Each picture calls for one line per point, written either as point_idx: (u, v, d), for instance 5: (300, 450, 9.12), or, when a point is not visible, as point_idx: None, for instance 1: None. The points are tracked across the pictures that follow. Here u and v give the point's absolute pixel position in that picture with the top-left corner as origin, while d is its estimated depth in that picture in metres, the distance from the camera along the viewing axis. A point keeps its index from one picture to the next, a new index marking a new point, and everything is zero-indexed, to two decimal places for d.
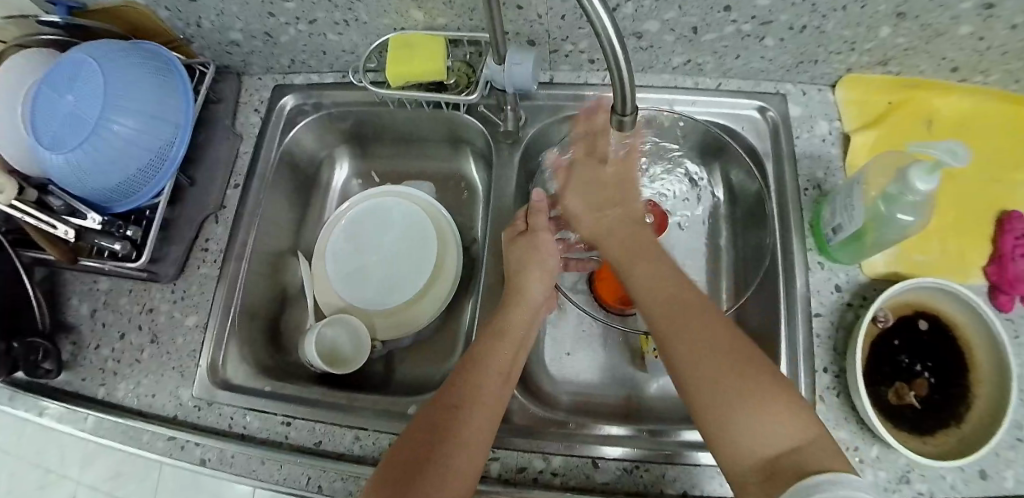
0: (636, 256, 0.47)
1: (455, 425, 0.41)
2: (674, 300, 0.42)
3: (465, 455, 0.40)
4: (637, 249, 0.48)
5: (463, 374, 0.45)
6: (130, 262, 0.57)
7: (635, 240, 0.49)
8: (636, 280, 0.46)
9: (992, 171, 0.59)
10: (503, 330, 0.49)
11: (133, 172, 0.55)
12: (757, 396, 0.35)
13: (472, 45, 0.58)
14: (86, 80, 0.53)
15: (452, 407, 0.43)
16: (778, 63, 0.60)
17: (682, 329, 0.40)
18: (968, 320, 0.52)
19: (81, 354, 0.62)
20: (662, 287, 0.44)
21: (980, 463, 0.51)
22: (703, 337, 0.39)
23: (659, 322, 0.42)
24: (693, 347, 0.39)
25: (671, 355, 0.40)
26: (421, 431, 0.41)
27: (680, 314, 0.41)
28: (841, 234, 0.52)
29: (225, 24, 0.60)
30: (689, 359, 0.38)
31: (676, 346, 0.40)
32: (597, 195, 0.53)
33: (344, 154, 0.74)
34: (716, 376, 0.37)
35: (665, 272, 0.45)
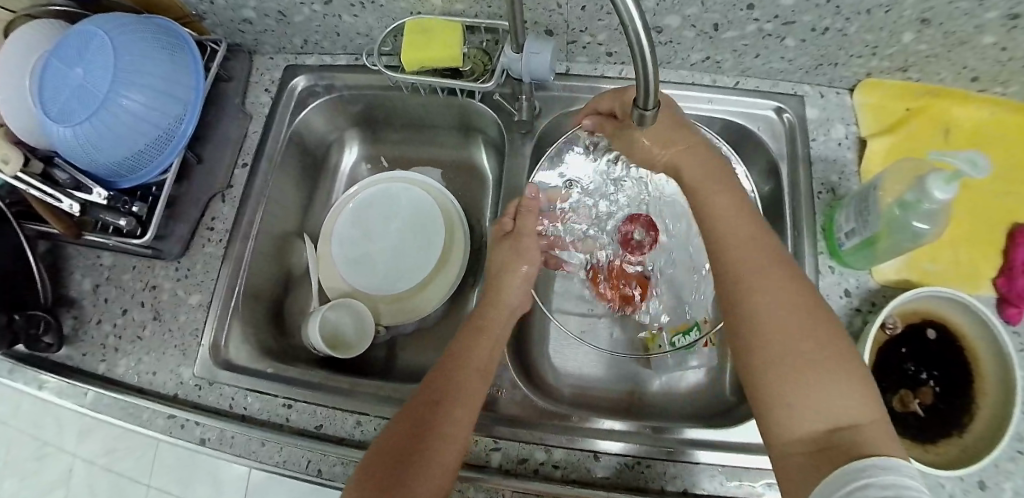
0: (715, 210, 0.45)
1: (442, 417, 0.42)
2: (748, 260, 0.41)
3: (448, 448, 0.41)
4: (717, 203, 0.46)
5: (449, 368, 0.46)
6: (135, 239, 0.56)
7: (724, 194, 0.46)
8: (714, 235, 0.44)
9: (1008, 185, 0.59)
10: (484, 326, 0.50)
11: (140, 147, 0.55)
12: (823, 366, 0.35)
13: (489, 33, 0.58)
14: (96, 53, 0.53)
15: (439, 399, 0.43)
16: (798, 65, 0.59)
17: (753, 289, 0.39)
18: (976, 331, 0.52)
19: (83, 329, 0.62)
20: (739, 243, 0.42)
21: (979, 473, 0.52)
22: (775, 300, 0.38)
23: (729, 280, 0.41)
24: (760, 308, 0.38)
25: (736, 314, 0.40)
26: (407, 421, 0.42)
27: (755, 274, 0.40)
28: (854, 240, 0.52)
29: (238, 2, 0.59)
30: (760, 315, 0.38)
31: (749, 304, 0.39)
32: (675, 145, 0.49)
33: (354, 138, 0.74)
34: (784, 341, 0.36)
35: (747, 228, 0.43)
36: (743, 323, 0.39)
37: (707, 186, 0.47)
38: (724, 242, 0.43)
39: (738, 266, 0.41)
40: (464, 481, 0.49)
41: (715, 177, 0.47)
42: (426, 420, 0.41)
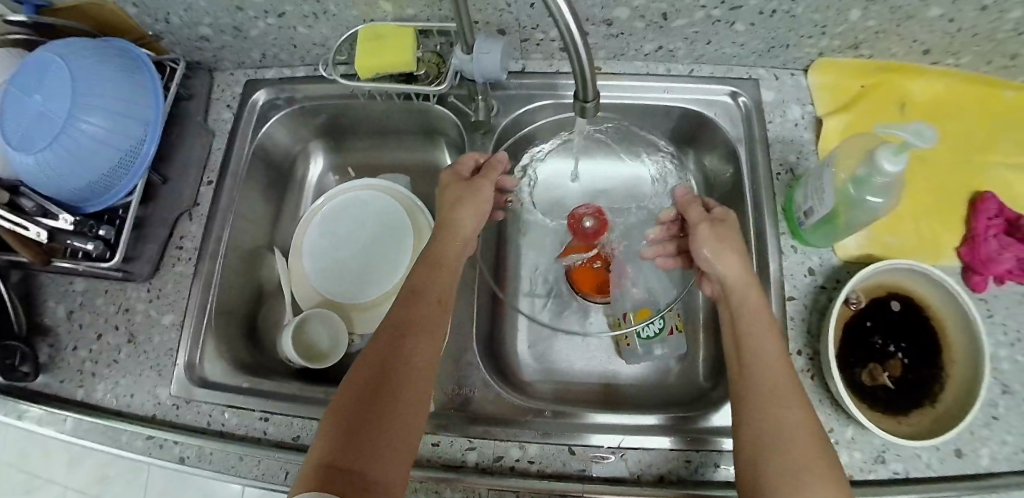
0: (747, 327, 0.45)
1: (395, 381, 0.41)
2: (778, 381, 0.41)
3: (404, 414, 0.40)
4: (752, 322, 0.45)
5: (399, 331, 0.44)
6: (103, 262, 0.56)
7: (758, 309, 0.45)
8: (743, 347, 0.44)
9: (964, 154, 0.60)
10: (426, 284, 0.48)
11: (104, 171, 0.55)
12: (804, 460, 0.36)
13: (442, 36, 0.58)
14: (53, 80, 0.53)
15: (389, 365, 0.42)
16: (750, 48, 0.60)
17: (782, 405, 0.39)
18: (939, 300, 0.53)
19: (58, 357, 0.61)
20: (771, 363, 0.42)
21: (955, 441, 0.52)
22: (799, 420, 0.38)
23: (754, 393, 0.41)
24: (779, 422, 0.38)
25: (749, 426, 0.40)
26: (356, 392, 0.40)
27: (784, 393, 0.40)
28: (812, 218, 0.52)
29: (193, 19, 0.60)
30: (756, 414, 0.40)
31: (773, 419, 0.39)
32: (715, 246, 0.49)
33: (319, 149, 0.74)
34: (805, 456, 0.36)
35: (777, 351, 0.43)
36: (760, 435, 0.38)
37: (743, 300, 0.46)
38: (753, 358, 0.43)
39: (764, 374, 0.41)
40: (439, 481, 0.49)
41: (752, 294, 0.46)
42: (378, 390, 0.40)
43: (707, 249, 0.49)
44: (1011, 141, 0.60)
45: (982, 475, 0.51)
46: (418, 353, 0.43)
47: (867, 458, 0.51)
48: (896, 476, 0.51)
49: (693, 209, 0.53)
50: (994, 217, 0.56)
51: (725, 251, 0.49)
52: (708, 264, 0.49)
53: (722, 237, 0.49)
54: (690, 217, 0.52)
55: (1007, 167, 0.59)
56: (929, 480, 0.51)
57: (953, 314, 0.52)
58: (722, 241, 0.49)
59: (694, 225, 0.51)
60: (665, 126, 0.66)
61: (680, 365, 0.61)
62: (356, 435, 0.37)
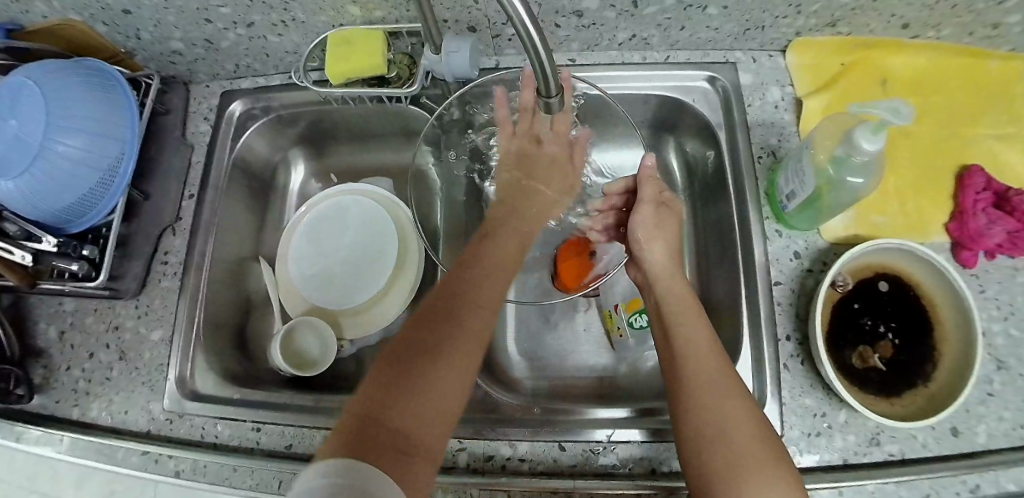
0: (676, 317, 0.46)
1: (445, 347, 0.37)
2: (714, 366, 0.41)
3: (450, 383, 0.36)
4: (681, 313, 0.46)
5: (448, 304, 0.40)
6: (89, 282, 0.57)
7: (684, 299, 0.48)
8: (671, 335, 0.45)
9: (948, 128, 0.59)
10: (486, 265, 0.45)
11: (83, 191, 0.55)
12: (748, 455, 0.36)
13: (413, 37, 0.58)
14: (28, 102, 0.53)
15: (436, 331, 0.38)
16: (725, 32, 0.59)
17: (719, 394, 0.39)
18: (928, 279, 0.52)
19: (52, 377, 0.62)
20: (701, 353, 0.42)
21: (951, 420, 0.52)
22: (737, 406, 0.39)
23: (693, 388, 0.40)
24: (718, 412, 0.38)
25: (695, 417, 0.39)
26: (395, 356, 0.36)
27: (719, 381, 0.40)
28: (795, 201, 0.52)
29: (164, 34, 0.60)
30: (697, 410, 0.39)
31: (710, 409, 0.39)
32: (653, 230, 0.53)
33: (300, 156, 0.74)
34: (745, 441, 0.37)
35: (708, 339, 0.44)
36: (703, 429, 0.38)
37: (670, 290, 0.49)
38: (683, 349, 0.43)
39: (699, 367, 0.41)
40: (432, 484, 0.49)
41: (679, 288, 0.49)
42: (420, 354, 0.36)
43: (644, 232, 0.53)
44: (998, 111, 0.59)
45: (979, 453, 0.50)
46: (473, 315, 0.40)
47: (862, 441, 0.50)
48: (891, 457, 0.50)
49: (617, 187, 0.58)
50: (982, 191, 0.56)
51: (657, 240, 0.52)
52: (639, 249, 0.53)
53: (659, 225, 0.53)
54: (642, 193, 0.54)
55: (994, 138, 0.58)
56: (926, 460, 0.50)
57: (944, 293, 0.52)
58: (658, 228, 0.53)
59: (640, 204, 0.54)
60: (645, 115, 0.66)
61: None
62: (395, 395, 0.33)
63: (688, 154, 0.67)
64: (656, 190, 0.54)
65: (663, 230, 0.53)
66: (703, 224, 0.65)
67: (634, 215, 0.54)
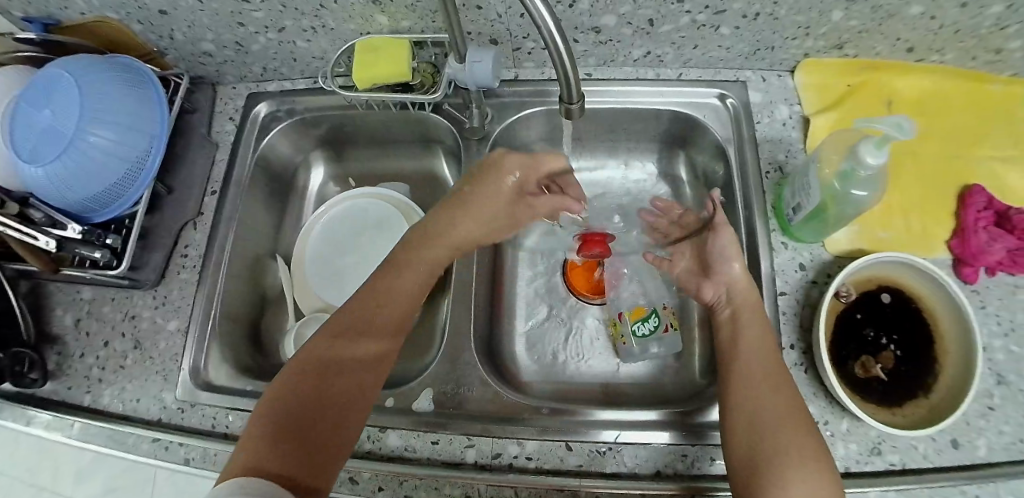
0: (745, 322, 0.48)
1: (328, 397, 0.43)
2: (768, 369, 0.44)
3: (337, 424, 0.43)
4: (751, 320, 0.48)
5: (332, 353, 0.46)
6: (111, 270, 0.58)
7: (753, 310, 0.49)
8: (739, 337, 0.47)
9: (950, 150, 0.62)
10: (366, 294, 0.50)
11: (111, 182, 0.56)
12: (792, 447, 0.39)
13: (437, 47, 0.60)
14: (64, 94, 0.55)
15: (321, 381, 0.44)
16: (736, 52, 0.62)
17: (770, 392, 0.43)
18: (931, 293, 0.54)
19: (67, 364, 0.63)
20: (761, 357, 0.45)
21: (952, 433, 0.52)
22: (785, 404, 0.42)
23: (748, 385, 0.44)
24: (764, 406, 0.42)
25: (744, 411, 0.42)
26: (282, 407, 0.42)
27: (771, 380, 0.44)
28: (801, 213, 0.53)
29: (197, 35, 0.62)
30: (748, 404, 0.42)
31: (760, 403, 0.42)
32: (735, 252, 0.51)
33: (320, 158, 0.76)
34: (792, 437, 0.39)
35: (767, 343, 0.47)
36: (753, 423, 0.41)
37: (744, 303, 0.49)
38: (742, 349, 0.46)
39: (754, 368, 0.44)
40: (440, 478, 0.49)
41: (753, 304, 0.49)
42: (309, 404, 0.42)
43: (726, 253, 0.51)
44: (999, 135, 0.61)
45: (980, 467, 0.51)
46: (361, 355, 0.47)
47: (864, 450, 0.51)
48: (892, 468, 0.51)
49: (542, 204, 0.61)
50: (982, 210, 0.58)
51: (740, 260, 0.50)
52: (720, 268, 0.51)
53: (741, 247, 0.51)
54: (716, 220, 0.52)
55: (995, 160, 0.61)
56: (927, 472, 0.51)
57: (948, 309, 0.53)
58: (741, 246, 0.51)
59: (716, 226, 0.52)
60: (657, 129, 0.68)
61: (677, 363, 0.61)
62: (289, 440, 0.40)
63: (698, 168, 0.69)
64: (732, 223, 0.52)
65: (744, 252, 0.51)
66: None
67: (713, 237, 0.52)
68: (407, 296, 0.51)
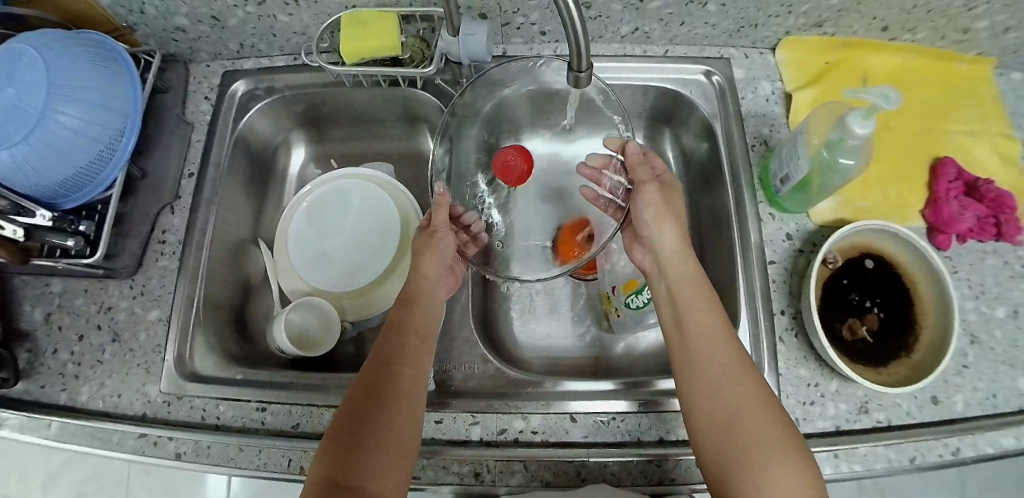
0: (686, 303, 0.49)
1: (381, 415, 0.43)
2: (727, 364, 0.44)
3: (390, 445, 0.42)
4: (691, 297, 0.49)
5: (376, 379, 0.45)
6: (84, 259, 0.55)
7: (690, 286, 0.49)
8: (685, 324, 0.48)
9: (923, 123, 0.64)
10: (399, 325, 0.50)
11: (82, 164, 0.53)
12: (763, 446, 0.41)
13: (425, 21, 0.59)
14: (27, 70, 0.51)
15: (373, 407, 0.43)
16: (721, 29, 0.63)
17: (739, 390, 0.43)
18: (926, 279, 0.55)
19: (39, 361, 0.59)
20: (716, 341, 0.46)
21: (931, 390, 0.55)
22: (750, 396, 0.43)
23: (703, 380, 0.44)
24: (735, 409, 0.43)
25: (707, 407, 0.43)
26: (338, 430, 0.43)
27: (734, 376, 0.44)
28: (789, 185, 0.55)
29: (170, 10, 0.59)
30: (708, 398, 0.43)
31: (725, 399, 0.43)
32: (666, 211, 0.52)
33: (300, 139, 0.74)
34: (759, 432, 0.41)
35: (723, 330, 0.47)
36: (718, 420, 0.42)
37: (683, 280, 0.50)
38: (699, 346, 0.46)
39: (707, 360, 0.45)
40: (447, 457, 0.49)
41: (687, 274, 0.50)
42: (363, 427, 0.42)
43: (652, 213, 0.52)
44: (967, 111, 0.65)
45: (957, 420, 0.54)
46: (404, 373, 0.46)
47: (852, 409, 0.54)
48: (878, 424, 0.53)
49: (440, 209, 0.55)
50: (953, 179, 0.60)
51: (666, 220, 0.52)
52: (648, 233, 0.52)
53: (666, 204, 0.52)
54: (636, 177, 0.53)
55: (962, 132, 0.64)
56: (909, 427, 0.54)
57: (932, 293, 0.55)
58: (663, 203, 0.52)
59: (641, 185, 0.53)
60: (643, 106, 0.69)
61: None
62: (349, 460, 0.41)
63: (683, 145, 0.70)
64: (657, 194, 0.52)
65: (671, 216, 0.52)
66: (696, 209, 0.68)
67: (636, 196, 0.53)
68: (428, 322, 0.51)
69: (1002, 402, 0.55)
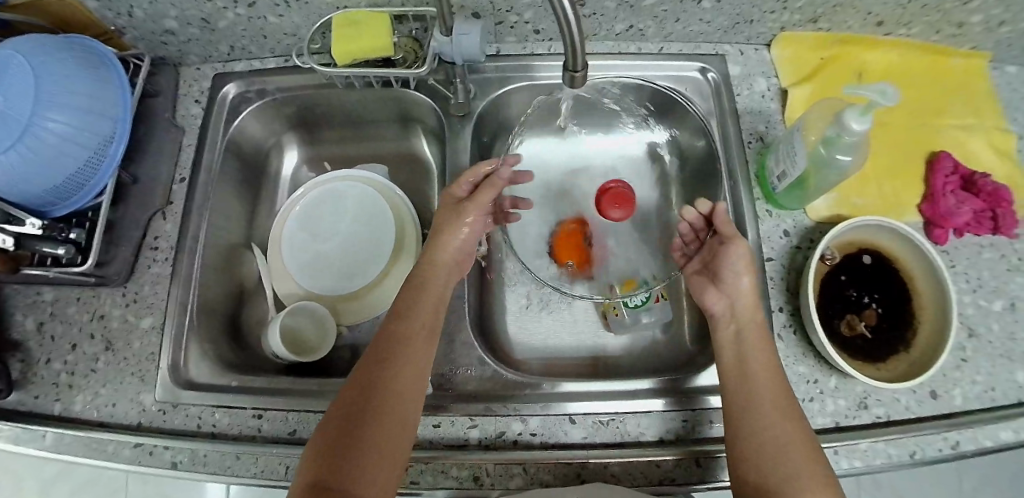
0: (755, 347, 0.48)
1: (375, 415, 0.43)
2: (780, 402, 0.44)
3: (382, 444, 0.42)
4: (759, 342, 0.48)
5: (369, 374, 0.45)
6: (75, 267, 0.54)
7: (760, 332, 0.49)
8: (747, 363, 0.47)
9: (919, 118, 0.64)
10: (396, 317, 0.49)
11: (72, 171, 0.52)
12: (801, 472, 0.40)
13: (417, 21, 0.58)
14: (12, 75, 0.49)
15: (369, 404, 0.43)
16: (717, 25, 0.62)
17: (785, 424, 0.43)
18: (921, 276, 0.56)
19: (33, 371, 0.58)
20: (775, 384, 0.45)
21: (931, 385, 0.55)
22: (795, 430, 0.43)
23: (754, 414, 0.44)
24: (779, 439, 0.42)
25: (752, 437, 0.43)
26: (332, 426, 0.42)
27: (783, 411, 0.44)
28: (785, 181, 0.55)
29: (159, 12, 0.58)
30: (760, 431, 0.43)
31: (773, 432, 0.43)
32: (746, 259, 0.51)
33: (292, 141, 0.73)
34: (802, 463, 0.41)
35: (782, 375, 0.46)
36: (762, 449, 0.42)
37: (753, 325, 0.49)
38: (760, 386, 0.45)
39: (763, 397, 0.44)
40: (446, 461, 0.48)
41: (757, 321, 0.49)
42: (357, 427, 0.42)
43: (739, 264, 0.50)
44: (962, 106, 0.65)
45: (957, 414, 0.54)
46: (403, 372, 0.46)
47: (851, 405, 0.54)
48: (878, 420, 0.53)
49: (491, 190, 0.54)
50: (949, 174, 0.61)
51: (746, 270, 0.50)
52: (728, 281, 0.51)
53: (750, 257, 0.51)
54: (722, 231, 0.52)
55: (958, 128, 0.64)
56: (909, 422, 0.54)
57: (927, 285, 0.55)
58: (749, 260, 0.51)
59: (727, 238, 0.51)
60: None
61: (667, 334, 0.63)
62: (342, 459, 0.40)
63: None
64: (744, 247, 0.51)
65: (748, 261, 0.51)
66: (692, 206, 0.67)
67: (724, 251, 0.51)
68: (431, 313, 0.50)
69: (1001, 395, 0.55)
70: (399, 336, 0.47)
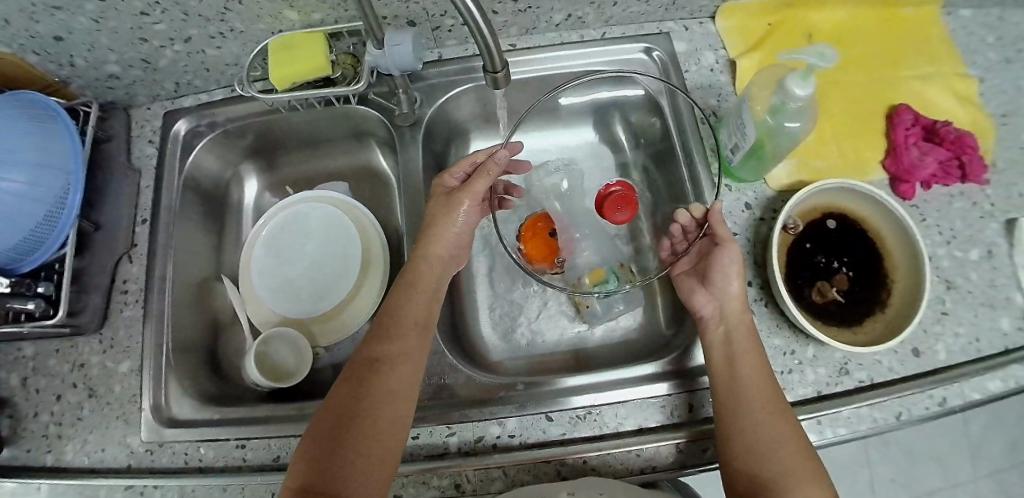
0: (743, 344, 0.47)
1: (363, 425, 0.42)
2: (769, 399, 0.44)
3: (373, 455, 0.41)
4: (745, 338, 0.47)
5: (359, 384, 0.44)
6: (49, 320, 0.54)
7: (749, 334, 0.48)
8: (734, 361, 0.46)
9: (875, 72, 0.63)
10: (383, 326, 0.48)
11: (31, 227, 0.52)
12: (792, 469, 0.41)
13: (354, 36, 0.59)
14: None
15: (356, 408, 0.43)
16: (655, 4, 0.61)
17: (774, 421, 0.43)
18: (895, 238, 0.55)
19: (22, 426, 0.58)
20: (762, 381, 0.45)
21: (911, 342, 0.54)
22: (784, 427, 0.43)
23: (745, 413, 0.44)
24: (769, 436, 0.43)
25: (744, 437, 0.43)
26: (321, 439, 0.42)
27: (772, 408, 0.44)
28: (739, 153, 0.54)
29: (99, 58, 0.58)
30: (752, 431, 0.43)
31: (763, 430, 0.43)
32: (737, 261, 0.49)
33: (251, 170, 0.73)
34: (791, 459, 0.41)
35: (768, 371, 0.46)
36: (753, 447, 0.42)
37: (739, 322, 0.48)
38: (749, 386, 0.45)
39: (753, 396, 0.44)
40: (426, 472, 0.49)
41: (747, 324, 0.48)
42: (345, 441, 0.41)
43: (731, 268, 0.49)
44: (915, 56, 0.64)
45: (941, 369, 0.53)
46: (393, 379, 0.45)
47: (831, 371, 0.53)
48: (861, 384, 0.53)
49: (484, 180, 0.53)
50: (909, 126, 0.60)
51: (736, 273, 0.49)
52: (714, 280, 0.50)
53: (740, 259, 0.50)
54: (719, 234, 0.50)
55: (913, 78, 0.63)
56: (893, 382, 0.53)
57: (903, 249, 0.54)
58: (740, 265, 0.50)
59: (722, 243, 0.50)
60: None
61: (643, 319, 0.63)
62: (332, 470, 0.40)
63: None
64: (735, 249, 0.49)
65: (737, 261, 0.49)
66: None
67: (717, 255, 0.49)
68: (421, 315, 0.49)
69: (984, 345, 0.54)
70: (380, 348, 0.46)
